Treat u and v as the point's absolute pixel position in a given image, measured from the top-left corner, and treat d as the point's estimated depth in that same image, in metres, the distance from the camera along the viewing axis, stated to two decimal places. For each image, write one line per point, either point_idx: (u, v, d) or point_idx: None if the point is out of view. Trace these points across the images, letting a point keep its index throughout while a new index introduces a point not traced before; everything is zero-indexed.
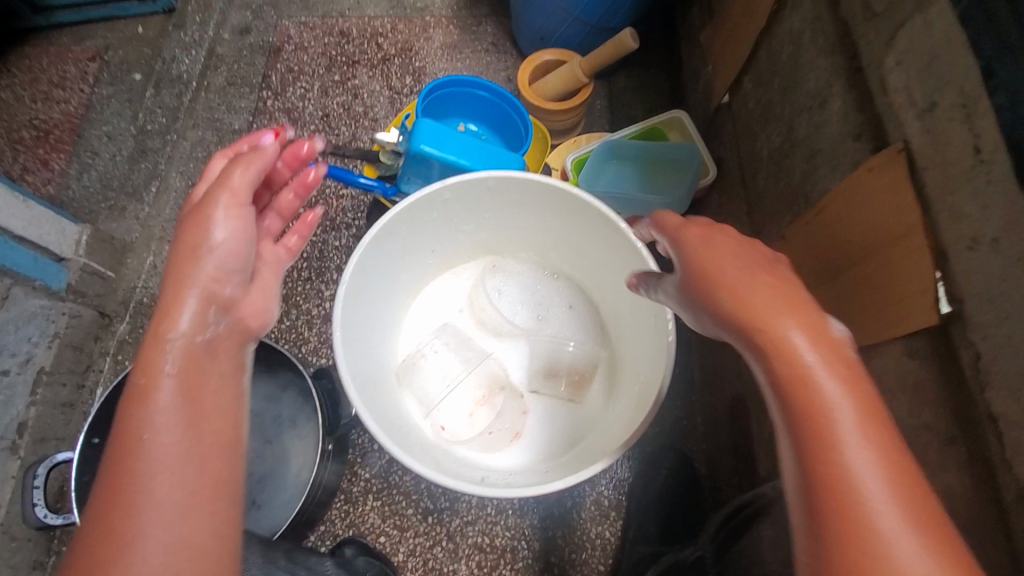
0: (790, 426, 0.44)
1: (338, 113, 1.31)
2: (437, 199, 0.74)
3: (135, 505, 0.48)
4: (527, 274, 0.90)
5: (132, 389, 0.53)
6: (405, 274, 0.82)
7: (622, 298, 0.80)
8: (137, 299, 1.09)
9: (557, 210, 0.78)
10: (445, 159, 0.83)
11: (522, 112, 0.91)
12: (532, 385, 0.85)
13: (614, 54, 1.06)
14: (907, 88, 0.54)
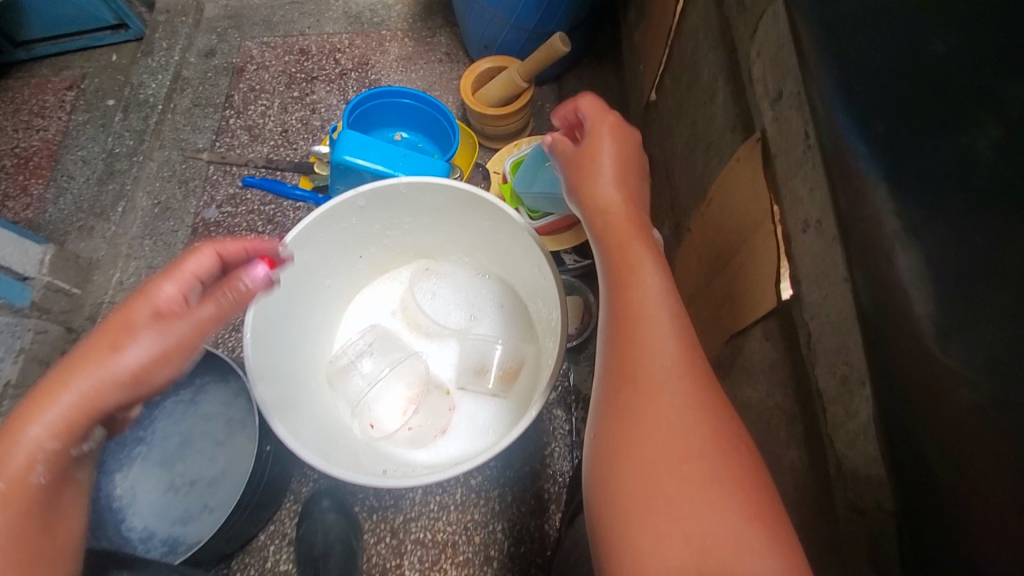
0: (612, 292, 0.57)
1: (296, 128, 1.35)
2: (353, 206, 0.77)
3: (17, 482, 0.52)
4: (459, 275, 0.92)
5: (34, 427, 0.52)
6: (334, 280, 0.86)
7: (541, 295, 0.82)
8: (103, 313, 1.15)
9: (472, 213, 0.80)
10: (369, 168, 0.86)
11: (449, 118, 0.93)
12: (461, 384, 0.89)
13: (547, 59, 1.08)
14: (765, 78, 0.56)
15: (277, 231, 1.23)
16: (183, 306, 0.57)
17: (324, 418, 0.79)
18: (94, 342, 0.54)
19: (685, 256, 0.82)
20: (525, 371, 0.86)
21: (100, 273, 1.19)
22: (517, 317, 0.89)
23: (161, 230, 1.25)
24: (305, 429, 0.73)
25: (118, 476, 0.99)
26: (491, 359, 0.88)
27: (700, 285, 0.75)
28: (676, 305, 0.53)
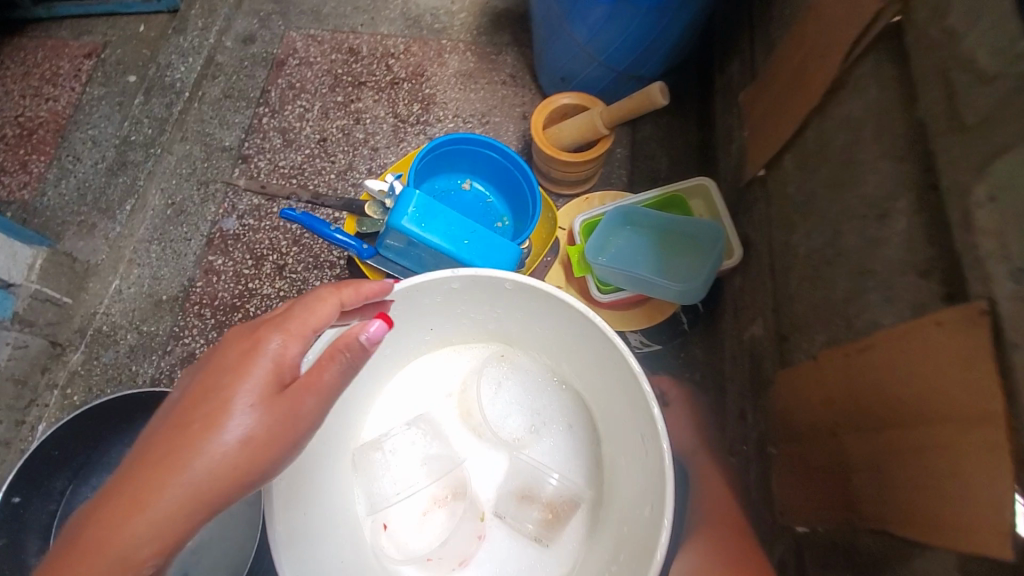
0: (193, 409, 0.46)
1: (336, 138, 1.21)
2: (444, 287, 0.65)
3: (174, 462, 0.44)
4: (534, 375, 0.79)
5: (184, 427, 0.46)
6: (394, 347, 0.72)
7: (626, 447, 0.69)
8: (96, 327, 1.02)
9: (569, 325, 0.69)
10: (429, 241, 0.72)
11: (531, 182, 0.83)
12: (501, 510, 0.73)
13: (639, 108, 0.96)
14: (1002, 233, 0.43)
15: (301, 255, 1.09)
16: (268, 410, 0.47)
17: (334, 514, 0.66)
18: (196, 475, 0.44)
19: (795, 375, 0.69)
20: (576, 522, 0.72)
21: (97, 280, 1.05)
22: (587, 449, 0.75)
23: (171, 235, 1.11)
24: (304, 538, 0.60)
25: None
26: (542, 489, 0.74)
27: (824, 426, 0.62)
28: (263, 340, 0.50)
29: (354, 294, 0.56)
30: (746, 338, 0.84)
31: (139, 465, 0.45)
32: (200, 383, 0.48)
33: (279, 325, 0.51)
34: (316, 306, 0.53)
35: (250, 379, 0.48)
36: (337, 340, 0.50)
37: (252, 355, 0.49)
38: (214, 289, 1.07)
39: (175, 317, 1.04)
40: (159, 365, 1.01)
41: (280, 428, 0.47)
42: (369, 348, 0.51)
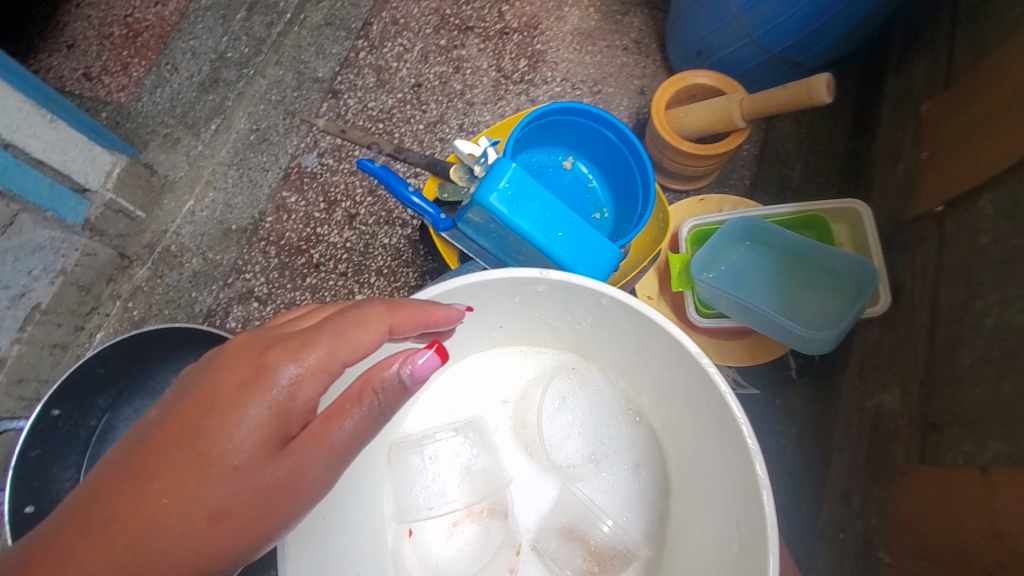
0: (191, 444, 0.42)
1: (431, 85, 1.11)
2: (526, 289, 0.55)
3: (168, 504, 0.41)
4: (606, 398, 0.67)
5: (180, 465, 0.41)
6: (455, 340, 0.64)
7: (705, 516, 0.59)
8: (165, 245, 1.00)
9: (667, 359, 0.57)
10: (515, 227, 0.61)
11: (648, 174, 0.69)
12: (540, 544, 0.64)
13: (792, 101, 0.78)
14: None
15: (375, 207, 1.02)
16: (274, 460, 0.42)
17: (361, 513, 0.60)
18: (191, 522, 0.41)
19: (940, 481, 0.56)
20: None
21: (172, 197, 1.00)
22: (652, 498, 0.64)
23: (250, 163, 1.06)
24: (318, 540, 0.54)
25: None
26: (590, 533, 0.64)
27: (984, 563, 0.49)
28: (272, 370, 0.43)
29: (408, 319, 0.47)
30: (868, 406, 0.69)
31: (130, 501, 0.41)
32: (183, 412, 0.43)
33: (295, 350, 0.44)
34: (354, 331, 0.45)
35: (248, 420, 0.42)
36: (367, 375, 0.43)
37: (254, 388, 0.43)
38: (283, 228, 1.02)
39: (241, 250, 1.01)
40: (218, 296, 0.99)
41: (275, 488, 0.42)
42: (411, 386, 0.43)
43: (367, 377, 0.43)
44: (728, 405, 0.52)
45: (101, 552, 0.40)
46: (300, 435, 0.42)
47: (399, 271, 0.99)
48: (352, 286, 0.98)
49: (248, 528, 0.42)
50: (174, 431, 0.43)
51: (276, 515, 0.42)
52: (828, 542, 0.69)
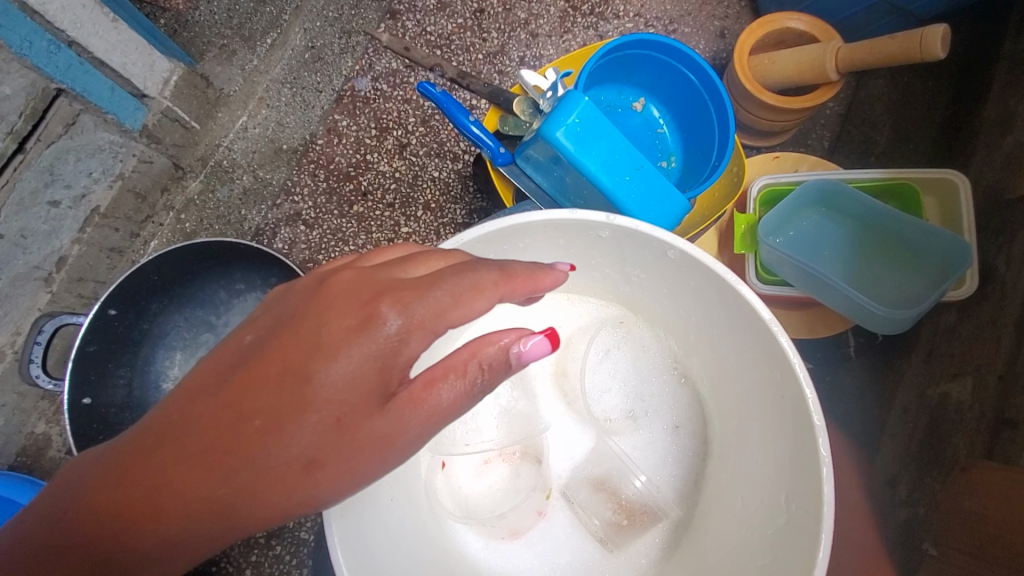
0: (291, 383, 0.41)
1: (495, 11, 1.04)
2: (588, 232, 0.53)
3: (258, 438, 0.41)
4: (652, 357, 0.65)
5: (276, 402, 0.41)
6: None
7: (748, 486, 0.57)
8: (217, 159, 0.98)
9: (729, 322, 0.54)
10: (580, 166, 0.57)
11: (728, 123, 0.63)
12: (571, 492, 0.65)
13: (899, 55, 0.70)
14: None
15: (426, 138, 0.99)
16: (375, 418, 0.41)
17: None
18: (286, 463, 0.41)
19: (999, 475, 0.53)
20: (651, 535, 0.63)
21: (226, 111, 0.97)
22: (689, 461, 0.63)
23: (304, 83, 1.02)
24: None
25: (176, 356, 0.86)
26: (622, 486, 0.63)
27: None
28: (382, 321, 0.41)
29: (520, 290, 0.44)
30: (930, 395, 0.65)
31: (223, 428, 0.41)
32: (285, 346, 0.42)
33: (406, 301, 0.41)
34: (469, 297, 0.42)
35: (349, 368, 0.40)
36: (476, 347, 0.41)
37: (362, 336, 0.40)
38: (333, 152, 1.01)
39: (290, 171, 1.02)
40: (267, 216, 1.01)
41: (368, 446, 0.41)
42: (515, 367, 0.42)
43: (476, 353, 0.41)
44: (795, 377, 0.49)
45: (198, 472, 0.41)
46: (402, 395, 0.41)
47: (448, 207, 0.97)
48: (398, 219, 0.97)
49: (339, 478, 0.41)
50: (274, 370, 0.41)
51: (367, 470, 0.42)
52: (866, 526, 0.67)
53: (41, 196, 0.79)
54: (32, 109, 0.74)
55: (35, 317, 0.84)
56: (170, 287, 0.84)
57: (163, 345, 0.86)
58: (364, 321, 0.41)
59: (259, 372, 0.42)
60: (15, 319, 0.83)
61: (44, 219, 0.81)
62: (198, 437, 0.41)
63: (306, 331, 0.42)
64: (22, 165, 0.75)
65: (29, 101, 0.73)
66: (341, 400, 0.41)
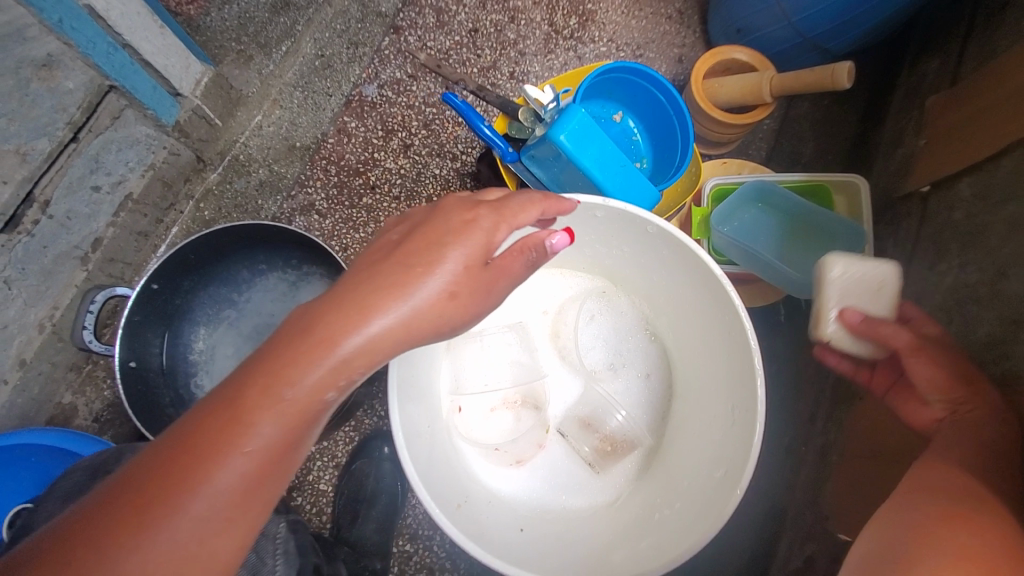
0: (428, 251, 0.52)
1: (487, 31, 1.19)
2: (588, 212, 0.68)
3: (402, 286, 0.49)
4: (628, 319, 0.81)
5: (414, 263, 0.51)
6: None
7: (702, 414, 0.72)
8: (234, 154, 1.09)
9: (690, 283, 0.70)
10: (577, 163, 0.73)
11: (688, 134, 0.80)
12: (563, 427, 0.79)
13: (817, 83, 0.89)
14: None
15: (428, 140, 1.12)
16: (483, 273, 0.54)
17: (428, 381, 0.73)
18: (427, 303, 0.50)
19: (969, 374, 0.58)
20: (628, 461, 0.77)
21: (244, 111, 1.08)
22: (658, 401, 0.79)
23: (315, 87, 1.13)
24: (408, 396, 0.66)
25: (201, 330, 0.98)
26: (607, 421, 0.78)
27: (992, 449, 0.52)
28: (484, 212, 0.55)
29: (555, 209, 0.60)
30: None
31: (371, 284, 0.49)
32: (413, 235, 0.53)
33: (496, 206, 0.55)
34: (526, 206, 0.57)
35: (470, 241, 0.53)
36: (526, 240, 0.57)
37: (473, 223, 0.54)
38: (343, 150, 1.13)
39: (303, 166, 1.12)
40: (282, 206, 1.11)
41: (478, 292, 0.53)
42: (548, 255, 0.59)
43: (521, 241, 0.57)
44: (739, 316, 0.64)
45: (358, 318, 0.48)
46: (498, 260, 0.55)
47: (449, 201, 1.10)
48: (404, 210, 1.09)
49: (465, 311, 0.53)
50: (409, 247, 0.52)
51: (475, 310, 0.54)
52: (795, 454, 0.85)
53: (86, 181, 0.88)
54: (87, 103, 0.84)
55: (71, 293, 0.92)
56: (203, 266, 0.94)
57: (191, 320, 0.96)
58: (471, 218, 0.54)
59: (397, 250, 0.52)
60: (53, 295, 0.90)
61: (86, 202, 0.90)
62: (348, 294, 0.49)
63: (428, 224, 0.54)
64: (74, 152, 0.85)
65: (87, 96, 0.84)
66: (464, 257, 0.52)
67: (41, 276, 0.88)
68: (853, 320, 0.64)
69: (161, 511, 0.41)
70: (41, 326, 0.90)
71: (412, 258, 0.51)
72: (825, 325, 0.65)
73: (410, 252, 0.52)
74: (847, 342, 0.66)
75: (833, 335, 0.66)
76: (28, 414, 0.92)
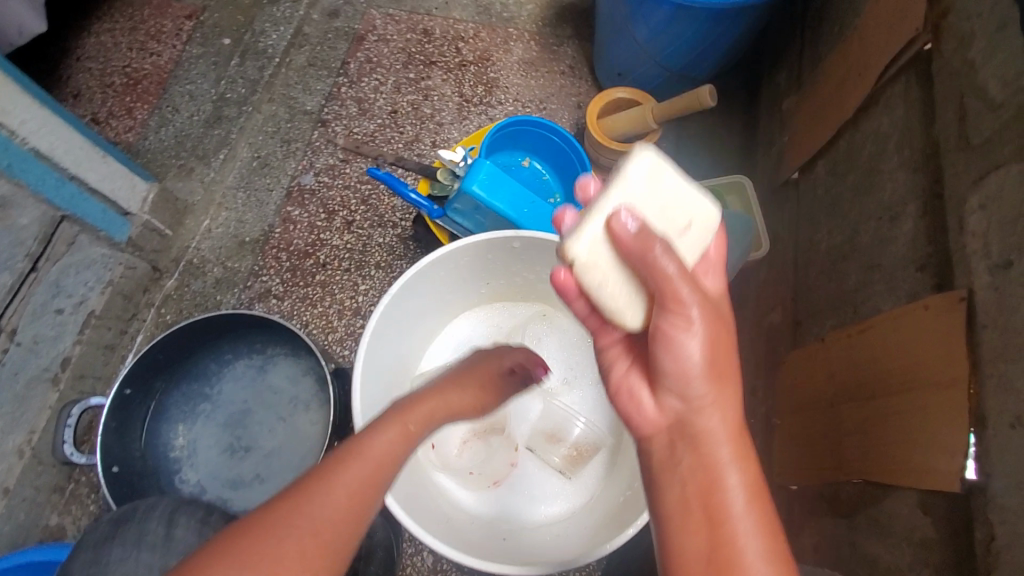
0: (482, 364, 0.74)
1: (406, 111, 1.33)
2: (506, 245, 0.77)
3: (467, 381, 0.71)
4: (571, 335, 0.90)
5: (473, 369, 0.73)
6: (454, 295, 0.85)
7: None
8: (187, 259, 1.17)
9: None
10: (493, 207, 0.83)
11: (585, 164, 0.92)
12: (530, 443, 0.86)
13: (688, 106, 1.04)
14: (986, 236, 0.51)
15: (368, 213, 1.22)
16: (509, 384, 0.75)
17: None
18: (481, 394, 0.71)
19: (725, 382, 0.49)
20: (593, 463, 0.83)
21: (192, 218, 1.19)
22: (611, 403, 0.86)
23: (255, 185, 1.25)
24: None
25: (178, 427, 1.00)
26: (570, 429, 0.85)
27: (767, 484, 0.47)
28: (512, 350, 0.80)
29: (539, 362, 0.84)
30: (765, 324, 0.93)
31: (449, 381, 0.71)
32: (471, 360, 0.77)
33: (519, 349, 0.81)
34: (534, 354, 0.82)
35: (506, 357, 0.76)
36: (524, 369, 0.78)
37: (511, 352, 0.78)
38: (290, 237, 1.21)
39: (255, 258, 1.19)
40: (241, 297, 1.16)
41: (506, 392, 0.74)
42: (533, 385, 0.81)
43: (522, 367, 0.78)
44: None
45: (438, 400, 0.67)
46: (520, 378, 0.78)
47: (395, 264, 1.19)
48: (356, 280, 1.17)
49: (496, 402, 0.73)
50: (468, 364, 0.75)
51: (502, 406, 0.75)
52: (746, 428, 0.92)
53: (49, 306, 0.94)
54: (42, 233, 0.91)
55: (46, 414, 0.95)
56: (170, 364, 0.99)
57: (166, 420, 1.00)
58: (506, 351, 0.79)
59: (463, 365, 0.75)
60: (28, 419, 0.93)
61: (52, 325, 0.95)
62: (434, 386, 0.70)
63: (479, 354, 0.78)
64: (34, 280, 0.91)
65: (41, 227, 0.91)
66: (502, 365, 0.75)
67: (15, 402, 0.91)
68: (621, 220, 0.50)
69: (305, 504, 0.53)
70: (20, 451, 0.92)
71: (474, 368, 0.74)
72: (571, 240, 0.51)
73: (472, 363, 0.74)
74: (603, 287, 0.52)
75: (584, 256, 0.51)
76: (16, 541, 0.93)
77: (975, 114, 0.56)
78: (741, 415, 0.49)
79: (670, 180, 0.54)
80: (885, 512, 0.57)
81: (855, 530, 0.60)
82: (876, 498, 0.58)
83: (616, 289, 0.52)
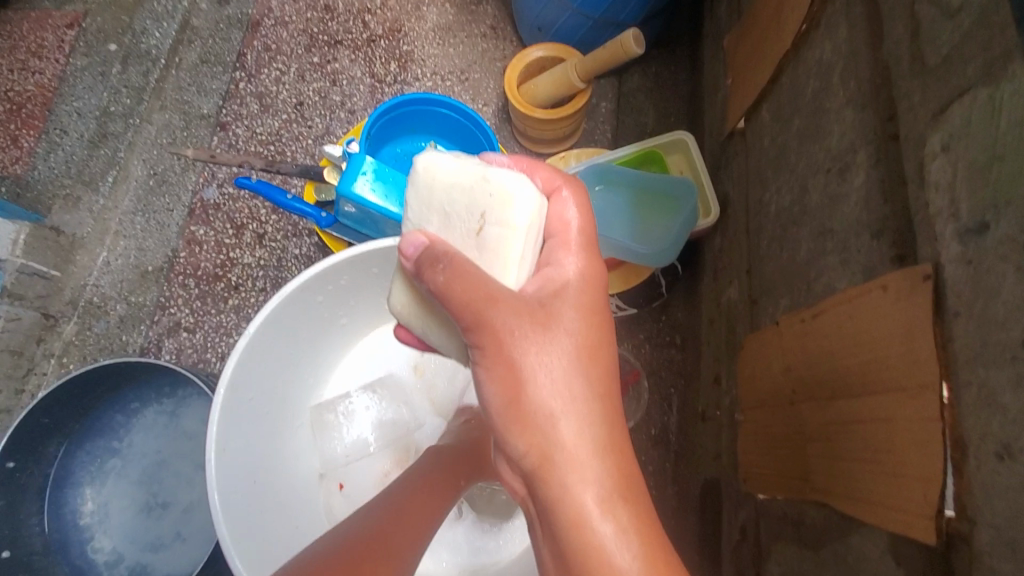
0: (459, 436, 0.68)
1: (313, 101, 1.18)
2: (387, 258, 0.66)
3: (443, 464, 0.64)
4: None
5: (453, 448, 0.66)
6: (351, 317, 0.74)
7: None
8: (86, 298, 1.06)
9: None
10: (378, 208, 0.70)
11: (491, 139, 0.79)
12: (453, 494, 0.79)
13: (614, 57, 0.90)
14: (953, 189, 0.38)
15: (280, 223, 1.09)
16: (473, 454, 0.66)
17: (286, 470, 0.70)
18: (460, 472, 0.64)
19: (576, 400, 0.42)
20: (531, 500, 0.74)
21: (84, 253, 1.08)
22: None
23: (154, 206, 1.11)
24: (256, 501, 0.64)
25: (86, 490, 0.91)
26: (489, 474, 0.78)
27: (623, 473, 0.42)
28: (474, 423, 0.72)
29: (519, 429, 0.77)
30: (723, 302, 0.80)
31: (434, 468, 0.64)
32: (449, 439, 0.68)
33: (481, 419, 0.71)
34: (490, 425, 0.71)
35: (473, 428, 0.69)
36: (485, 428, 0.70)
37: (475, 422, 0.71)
38: (197, 259, 1.08)
39: (160, 288, 1.06)
40: (148, 334, 1.04)
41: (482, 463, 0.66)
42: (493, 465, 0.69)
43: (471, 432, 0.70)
44: None
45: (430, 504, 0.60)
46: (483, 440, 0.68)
47: None
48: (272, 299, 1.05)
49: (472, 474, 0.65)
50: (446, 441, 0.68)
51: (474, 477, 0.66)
52: (710, 422, 0.80)
53: None
54: None
55: None
56: (64, 427, 0.87)
57: (73, 484, 0.90)
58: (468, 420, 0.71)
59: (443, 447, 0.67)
60: None
61: None
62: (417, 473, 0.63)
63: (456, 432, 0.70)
64: None
65: None
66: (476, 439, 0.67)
67: None
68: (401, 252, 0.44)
69: None
70: None
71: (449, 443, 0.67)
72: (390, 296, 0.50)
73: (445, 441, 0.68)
74: (431, 331, 0.48)
75: (404, 306, 0.49)
76: None
77: (931, 25, 0.42)
78: (592, 397, 0.42)
79: (447, 172, 0.47)
80: (850, 550, 0.45)
81: (819, 566, 0.49)
82: (843, 531, 0.46)
83: (445, 326, 0.47)
